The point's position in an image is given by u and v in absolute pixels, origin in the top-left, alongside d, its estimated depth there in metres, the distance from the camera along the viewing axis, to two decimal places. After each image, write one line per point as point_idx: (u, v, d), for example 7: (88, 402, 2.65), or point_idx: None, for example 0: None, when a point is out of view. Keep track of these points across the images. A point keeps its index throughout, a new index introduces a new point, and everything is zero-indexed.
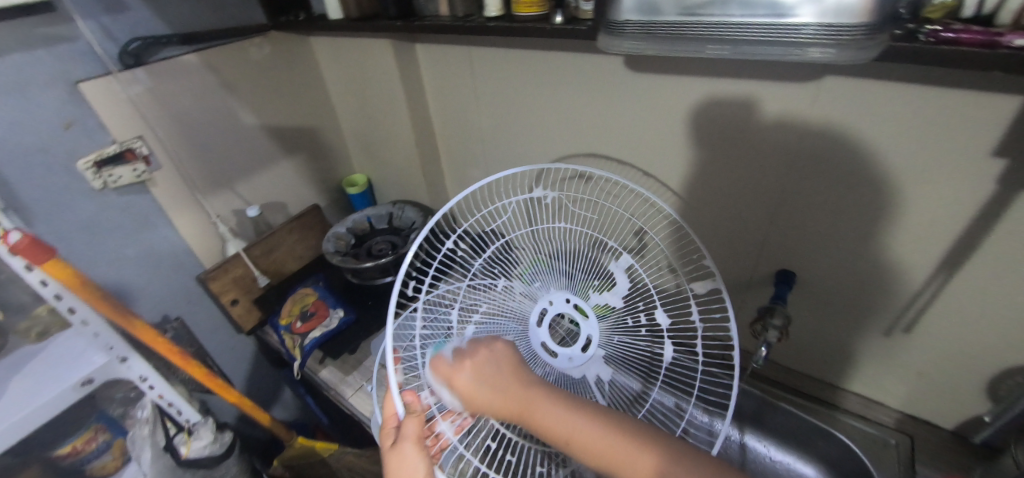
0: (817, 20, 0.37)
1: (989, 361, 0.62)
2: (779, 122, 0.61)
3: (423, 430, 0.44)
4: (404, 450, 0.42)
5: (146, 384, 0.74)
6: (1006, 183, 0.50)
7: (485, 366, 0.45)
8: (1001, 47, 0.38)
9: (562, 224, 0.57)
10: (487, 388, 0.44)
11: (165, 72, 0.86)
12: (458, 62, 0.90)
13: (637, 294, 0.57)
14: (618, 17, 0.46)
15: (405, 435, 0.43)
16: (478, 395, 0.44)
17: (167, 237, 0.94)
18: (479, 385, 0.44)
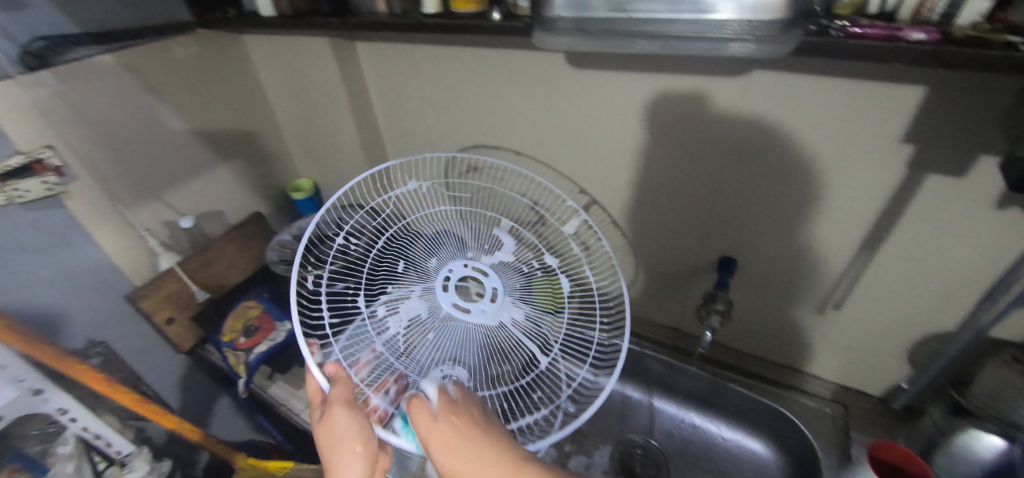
0: (738, 16, 0.38)
1: (909, 331, 0.67)
2: (713, 115, 0.63)
3: (349, 393, 0.48)
4: (332, 415, 0.47)
5: (67, 418, 0.68)
6: (914, 167, 0.54)
7: (458, 429, 0.44)
8: (901, 41, 0.41)
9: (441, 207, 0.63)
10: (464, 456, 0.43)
11: (75, 74, 0.79)
12: (400, 60, 0.88)
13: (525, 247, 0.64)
14: (550, 14, 0.46)
15: (334, 399, 0.48)
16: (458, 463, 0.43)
17: (88, 254, 0.86)
18: (459, 452, 0.43)
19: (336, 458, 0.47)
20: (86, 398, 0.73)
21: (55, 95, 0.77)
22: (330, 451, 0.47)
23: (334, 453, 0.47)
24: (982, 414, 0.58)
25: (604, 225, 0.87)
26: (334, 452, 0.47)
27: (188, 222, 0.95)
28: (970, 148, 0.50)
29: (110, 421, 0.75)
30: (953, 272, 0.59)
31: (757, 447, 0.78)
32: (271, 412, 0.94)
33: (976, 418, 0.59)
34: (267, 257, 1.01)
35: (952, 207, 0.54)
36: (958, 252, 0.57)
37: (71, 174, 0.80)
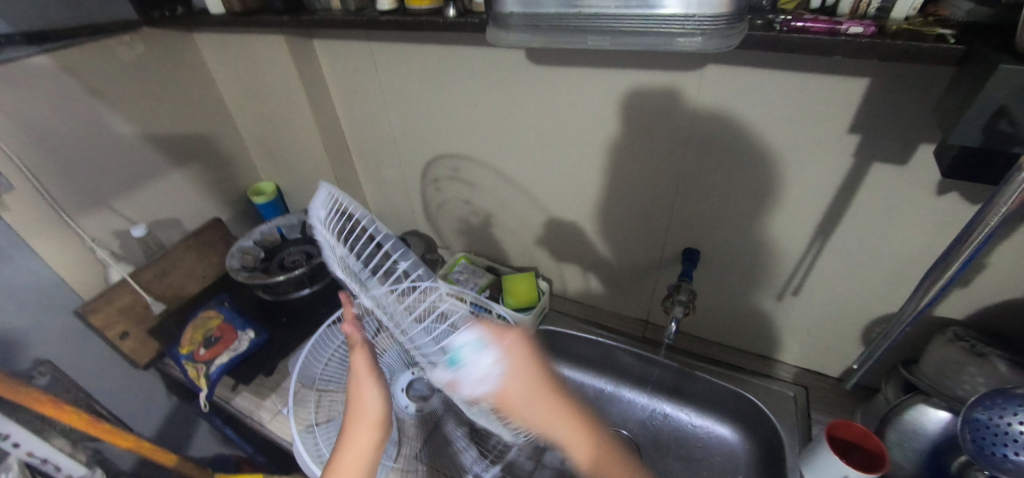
0: (685, 11, 0.39)
1: (862, 313, 0.70)
2: (671, 110, 0.64)
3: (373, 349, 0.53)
4: (360, 381, 0.51)
5: (8, 443, 0.63)
6: (860, 157, 0.56)
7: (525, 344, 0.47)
8: (841, 35, 0.42)
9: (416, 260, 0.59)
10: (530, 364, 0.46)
11: (6, 77, 0.74)
12: (359, 58, 0.86)
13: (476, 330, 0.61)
14: (501, 11, 0.46)
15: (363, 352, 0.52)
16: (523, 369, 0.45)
17: (30, 268, 0.81)
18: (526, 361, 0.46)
19: (361, 420, 0.50)
20: (32, 421, 0.68)
21: None
22: (358, 411, 0.50)
23: (364, 415, 0.50)
24: (930, 390, 0.61)
25: (571, 220, 0.87)
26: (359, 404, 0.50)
27: (140, 230, 0.91)
28: (910, 137, 0.52)
29: (60, 444, 0.71)
30: (900, 256, 0.62)
31: (725, 433, 0.80)
32: (237, 424, 0.91)
33: (923, 393, 0.62)
34: (227, 264, 0.95)
35: (897, 193, 0.57)
36: (904, 236, 0.60)
37: (9, 184, 0.75)
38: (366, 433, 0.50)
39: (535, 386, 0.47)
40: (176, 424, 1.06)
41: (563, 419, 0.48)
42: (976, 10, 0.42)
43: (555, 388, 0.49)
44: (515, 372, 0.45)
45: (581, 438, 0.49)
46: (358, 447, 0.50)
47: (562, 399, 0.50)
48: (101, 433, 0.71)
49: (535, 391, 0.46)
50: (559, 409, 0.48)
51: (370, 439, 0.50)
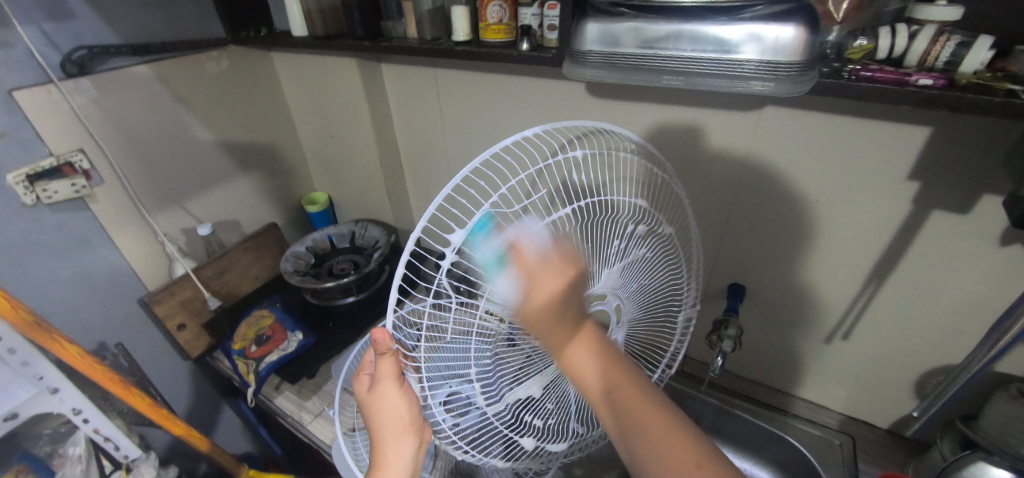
0: (759, 57, 0.42)
1: (916, 363, 0.68)
2: (724, 148, 0.66)
3: (398, 369, 0.40)
4: (387, 390, 0.40)
5: (80, 418, 0.67)
6: (918, 203, 0.57)
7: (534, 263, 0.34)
8: (909, 85, 0.44)
9: (599, 204, 0.42)
10: (545, 293, 0.35)
11: (112, 83, 0.82)
12: (424, 82, 0.91)
13: (670, 260, 0.56)
14: (582, 47, 0.50)
15: (383, 375, 0.40)
16: (537, 299, 0.34)
17: (107, 257, 0.88)
18: (541, 277, 0.34)
19: (388, 436, 0.41)
20: (97, 400, 0.73)
21: (91, 102, 0.80)
22: (385, 423, 0.41)
23: (389, 426, 0.41)
24: (992, 447, 0.59)
25: None
26: (382, 433, 0.41)
27: (206, 229, 0.97)
28: (973, 185, 0.52)
29: (119, 424, 0.75)
30: (957, 305, 0.61)
31: None
32: (275, 423, 0.93)
33: (983, 450, 0.60)
34: (280, 267, 0.99)
35: (957, 241, 0.57)
36: (963, 285, 0.59)
37: (99, 178, 0.84)
38: (401, 444, 0.42)
39: (548, 304, 0.35)
40: (212, 418, 1.10)
41: (565, 327, 0.39)
42: None
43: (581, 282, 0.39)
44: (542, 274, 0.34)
45: (578, 339, 0.40)
46: (397, 458, 0.42)
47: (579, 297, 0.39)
48: (157, 416, 0.75)
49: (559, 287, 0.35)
50: (564, 314, 0.37)
51: (408, 453, 0.42)
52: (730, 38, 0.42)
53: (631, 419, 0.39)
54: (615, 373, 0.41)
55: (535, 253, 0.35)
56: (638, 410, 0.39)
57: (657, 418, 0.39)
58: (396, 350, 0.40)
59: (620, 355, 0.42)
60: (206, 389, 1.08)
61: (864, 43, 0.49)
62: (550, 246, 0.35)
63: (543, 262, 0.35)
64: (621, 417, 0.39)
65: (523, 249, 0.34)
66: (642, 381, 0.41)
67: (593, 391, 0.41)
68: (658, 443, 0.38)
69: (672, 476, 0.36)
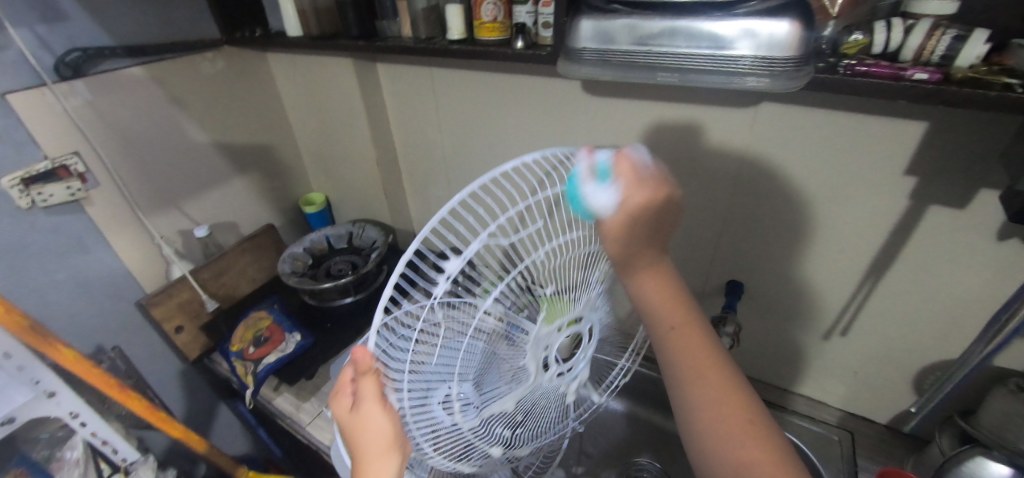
0: (754, 52, 0.41)
1: (915, 358, 0.68)
2: (721, 145, 0.66)
3: (381, 387, 0.38)
4: (366, 411, 0.38)
5: (77, 422, 0.67)
6: (916, 198, 0.57)
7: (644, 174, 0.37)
8: (905, 80, 0.44)
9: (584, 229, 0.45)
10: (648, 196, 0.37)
11: (106, 85, 0.82)
12: (421, 82, 0.91)
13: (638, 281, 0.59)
14: (576, 45, 0.49)
15: (364, 395, 0.37)
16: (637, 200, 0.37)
17: (104, 259, 0.87)
18: (643, 187, 0.37)
19: (372, 457, 0.39)
20: (95, 403, 0.72)
21: (86, 104, 0.80)
22: (367, 445, 0.38)
23: (372, 447, 0.38)
24: (991, 443, 0.59)
25: None
26: (364, 454, 0.39)
27: (203, 231, 0.96)
28: (971, 179, 0.52)
29: (117, 427, 0.75)
30: (956, 300, 0.61)
31: None
32: (274, 425, 0.93)
33: (983, 445, 0.60)
34: (278, 268, 0.98)
35: (954, 236, 0.57)
36: (962, 281, 0.59)
37: (94, 181, 0.83)
38: (385, 465, 0.39)
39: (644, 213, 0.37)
40: (211, 420, 1.10)
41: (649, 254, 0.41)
42: None
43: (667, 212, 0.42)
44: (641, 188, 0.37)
45: (655, 269, 0.42)
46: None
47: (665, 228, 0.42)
48: (155, 419, 0.75)
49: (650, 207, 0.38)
50: (649, 236, 0.40)
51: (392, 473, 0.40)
52: (724, 34, 0.42)
53: (686, 362, 0.40)
54: (684, 310, 0.42)
55: (634, 170, 0.37)
56: (698, 353, 0.41)
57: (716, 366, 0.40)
58: (374, 368, 0.38)
59: (690, 300, 0.43)
60: (205, 391, 1.08)
61: (859, 38, 0.48)
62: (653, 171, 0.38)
63: (646, 173, 0.37)
64: (677, 357, 0.41)
65: (628, 160, 0.37)
66: (706, 330, 0.42)
67: (658, 325, 0.42)
68: (704, 392, 0.39)
69: (716, 426, 0.38)
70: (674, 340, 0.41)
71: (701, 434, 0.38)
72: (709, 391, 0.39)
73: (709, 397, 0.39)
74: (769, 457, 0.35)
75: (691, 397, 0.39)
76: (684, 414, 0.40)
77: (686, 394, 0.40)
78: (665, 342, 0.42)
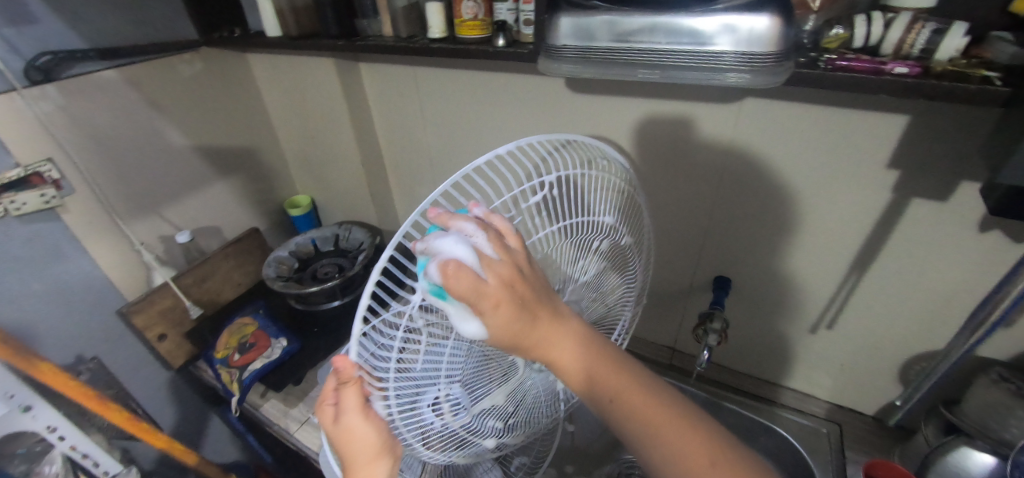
0: (734, 48, 0.41)
1: (900, 349, 0.69)
2: (705, 141, 0.66)
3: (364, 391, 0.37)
4: (351, 420, 0.37)
5: (55, 436, 0.65)
6: (898, 191, 0.57)
7: (489, 267, 0.32)
8: (886, 74, 0.43)
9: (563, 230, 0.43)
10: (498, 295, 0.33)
11: (79, 89, 0.80)
12: (404, 81, 0.90)
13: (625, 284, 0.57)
14: (556, 42, 0.48)
15: (348, 401, 0.36)
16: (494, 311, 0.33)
17: (81, 268, 0.85)
18: (490, 292, 0.32)
19: (362, 464, 0.38)
20: (74, 416, 0.71)
21: (58, 109, 0.78)
22: (357, 453, 0.37)
23: (362, 455, 0.37)
24: (974, 432, 0.60)
25: None
26: (353, 463, 0.38)
27: (184, 237, 0.95)
28: (951, 172, 0.53)
29: (99, 440, 0.73)
30: (939, 292, 0.61)
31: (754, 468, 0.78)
32: (262, 431, 0.92)
33: (966, 435, 0.61)
34: (263, 273, 0.97)
35: (937, 228, 0.57)
36: (945, 273, 0.59)
37: (69, 187, 0.81)
38: (378, 471, 0.38)
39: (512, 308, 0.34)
40: (198, 428, 1.09)
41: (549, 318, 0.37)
42: (1018, 53, 0.43)
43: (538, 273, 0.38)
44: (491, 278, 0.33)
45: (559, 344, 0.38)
46: None
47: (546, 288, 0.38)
48: (138, 432, 0.74)
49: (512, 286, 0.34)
50: (533, 312, 0.36)
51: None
52: (705, 29, 0.41)
53: (638, 425, 0.37)
54: (596, 361, 0.39)
55: (478, 260, 0.32)
56: (633, 404, 0.38)
57: (655, 412, 0.37)
58: (360, 380, 0.37)
59: (613, 355, 0.41)
60: (191, 398, 1.06)
61: (840, 32, 0.48)
62: (493, 251, 0.34)
63: (484, 269, 0.32)
64: (628, 422, 0.38)
65: (457, 264, 0.30)
66: (628, 372, 0.40)
67: (598, 398, 0.39)
68: (667, 449, 0.36)
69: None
70: (612, 404, 0.38)
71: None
72: (673, 446, 0.36)
73: (670, 443, 0.36)
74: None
75: (655, 457, 0.37)
76: (657, 476, 0.37)
77: (651, 457, 0.37)
78: (609, 411, 0.39)
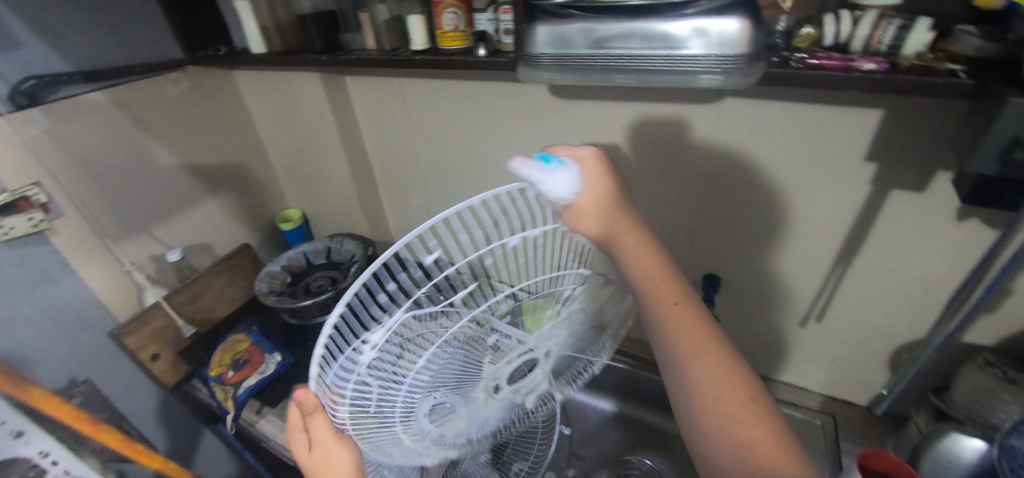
0: (707, 51, 0.42)
1: (889, 339, 0.70)
2: (686, 141, 0.67)
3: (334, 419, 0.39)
4: (326, 448, 0.38)
5: (48, 461, 0.63)
6: (878, 184, 0.58)
7: (592, 164, 0.44)
8: (855, 71, 0.45)
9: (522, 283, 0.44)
10: (596, 184, 0.43)
11: (65, 112, 0.80)
12: (390, 93, 0.90)
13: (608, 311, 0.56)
14: (533, 50, 0.49)
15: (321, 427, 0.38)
16: (592, 192, 0.43)
17: (72, 290, 0.85)
18: (591, 180, 0.43)
19: None
20: (68, 440, 0.70)
21: (44, 133, 0.78)
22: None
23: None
24: (963, 418, 0.60)
25: None
26: None
27: (175, 255, 0.95)
28: (926, 162, 0.54)
29: (93, 464, 0.72)
30: (922, 281, 0.62)
31: None
32: (259, 448, 0.91)
33: (956, 421, 0.61)
34: (256, 288, 0.97)
35: (917, 218, 0.58)
36: (928, 262, 0.60)
37: (57, 210, 0.81)
38: None
39: (606, 199, 0.43)
40: (194, 447, 1.08)
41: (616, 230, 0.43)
42: (985, 46, 0.43)
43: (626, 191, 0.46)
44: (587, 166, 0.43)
45: (637, 248, 0.43)
46: None
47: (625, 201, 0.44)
48: (131, 454, 0.73)
49: (598, 177, 0.43)
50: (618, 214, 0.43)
51: None
52: (677, 33, 0.42)
53: (681, 341, 0.38)
54: (661, 275, 0.42)
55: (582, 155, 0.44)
56: (682, 323, 0.39)
57: (702, 335, 0.38)
58: (324, 410, 0.38)
59: (682, 278, 0.42)
60: (186, 418, 1.05)
61: (810, 32, 0.50)
62: (595, 154, 0.44)
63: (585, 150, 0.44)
64: (671, 332, 0.39)
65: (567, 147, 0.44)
66: (692, 299, 0.41)
67: (652, 299, 0.40)
68: (703, 371, 0.36)
69: (716, 406, 0.34)
70: (668, 313, 0.39)
71: (695, 418, 0.35)
72: (707, 369, 0.36)
73: (710, 368, 0.36)
74: (773, 437, 0.32)
75: (685, 371, 0.37)
76: (676, 395, 0.37)
77: (679, 372, 0.37)
78: (656, 315, 0.40)
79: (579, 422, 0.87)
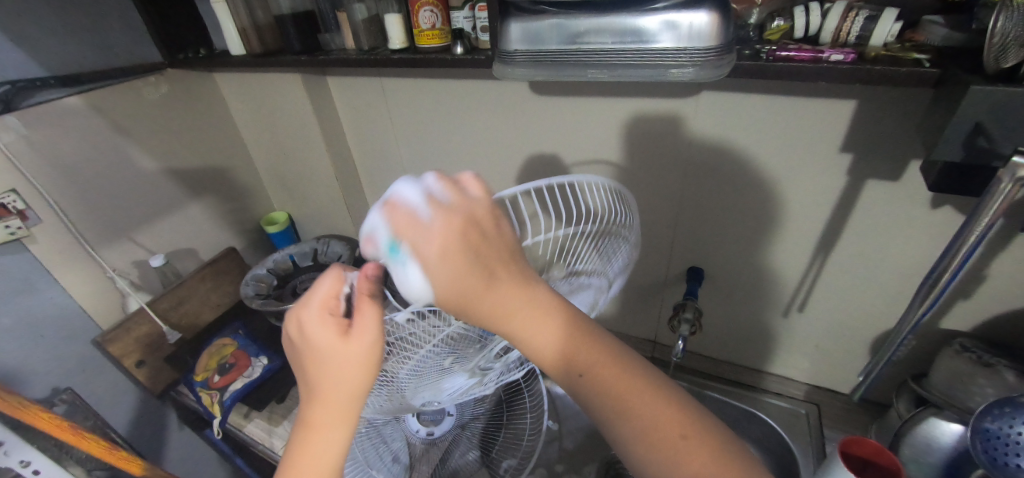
0: (677, 45, 0.42)
1: (869, 327, 0.71)
2: (665, 135, 0.68)
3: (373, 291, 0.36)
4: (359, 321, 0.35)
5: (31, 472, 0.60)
6: (853, 175, 0.59)
7: (421, 225, 0.31)
8: (822, 62, 0.45)
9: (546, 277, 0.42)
10: (440, 254, 0.31)
11: (42, 118, 0.79)
12: (372, 93, 0.90)
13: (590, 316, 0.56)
14: (507, 47, 0.49)
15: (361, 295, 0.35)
16: (437, 267, 0.31)
17: (53, 298, 0.83)
18: (428, 247, 0.31)
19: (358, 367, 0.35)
20: None
21: (20, 139, 0.76)
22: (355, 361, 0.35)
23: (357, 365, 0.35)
24: (941, 403, 0.61)
25: None
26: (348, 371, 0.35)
27: (159, 260, 0.94)
28: (899, 152, 0.54)
29: None
30: (900, 268, 0.63)
31: None
32: (248, 453, 0.91)
33: (935, 406, 0.62)
34: (241, 292, 0.96)
35: (891, 208, 0.59)
36: (904, 250, 0.61)
37: (36, 217, 0.80)
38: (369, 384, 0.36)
39: (462, 268, 0.32)
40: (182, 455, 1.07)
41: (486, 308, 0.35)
42: (950, 36, 0.44)
43: (500, 231, 0.35)
44: (431, 237, 0.31)
45: (525, 312, 0.35)
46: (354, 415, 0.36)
47: (507, 253, 0.35)
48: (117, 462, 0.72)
49: (454, 254, 0.32)
50: (479, 279, 0.33)
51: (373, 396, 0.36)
52: (649, 27, 0.42)
53: (608, 399, 0.35)
54: (562, 334, 0.37)
55: (417, 210, 0.32)
56: (602, 376, 0.36)
57: (627, 384, 0.35)
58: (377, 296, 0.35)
59: (584, 320, 0.38)
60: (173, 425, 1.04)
61: (781, 24, 0.50)
62: (434, 206, 0.32)
63: (430, 222, 0.31)
64: (592, 396, 0.36)
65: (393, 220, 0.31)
66: (605, 344, 0.37)
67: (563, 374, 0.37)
68: (633, 422, 0.34)
69: (655, 457, 0.33)
70: (583, 379, 0.36)
71: (652, 475, 0.33)
72: (638, 418, 0.34)
73: (642, 416, 0.34)
74: (720, 463, 0.32)
75: (626, 434, 0.34)
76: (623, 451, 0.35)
77: (617, 431, 0.35)
78: (573, 382, 0.36)
79: (569, 418, 0.88)
